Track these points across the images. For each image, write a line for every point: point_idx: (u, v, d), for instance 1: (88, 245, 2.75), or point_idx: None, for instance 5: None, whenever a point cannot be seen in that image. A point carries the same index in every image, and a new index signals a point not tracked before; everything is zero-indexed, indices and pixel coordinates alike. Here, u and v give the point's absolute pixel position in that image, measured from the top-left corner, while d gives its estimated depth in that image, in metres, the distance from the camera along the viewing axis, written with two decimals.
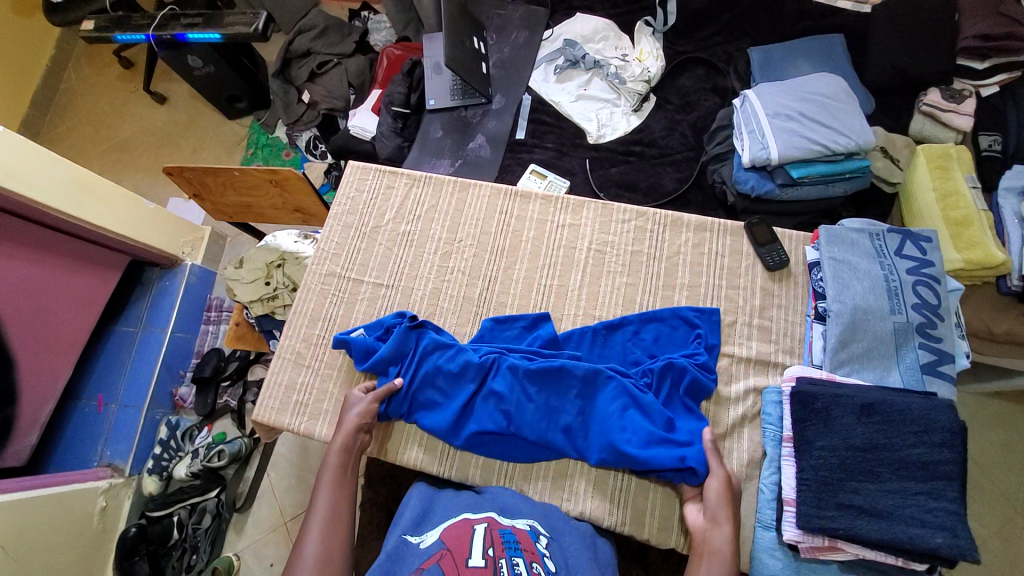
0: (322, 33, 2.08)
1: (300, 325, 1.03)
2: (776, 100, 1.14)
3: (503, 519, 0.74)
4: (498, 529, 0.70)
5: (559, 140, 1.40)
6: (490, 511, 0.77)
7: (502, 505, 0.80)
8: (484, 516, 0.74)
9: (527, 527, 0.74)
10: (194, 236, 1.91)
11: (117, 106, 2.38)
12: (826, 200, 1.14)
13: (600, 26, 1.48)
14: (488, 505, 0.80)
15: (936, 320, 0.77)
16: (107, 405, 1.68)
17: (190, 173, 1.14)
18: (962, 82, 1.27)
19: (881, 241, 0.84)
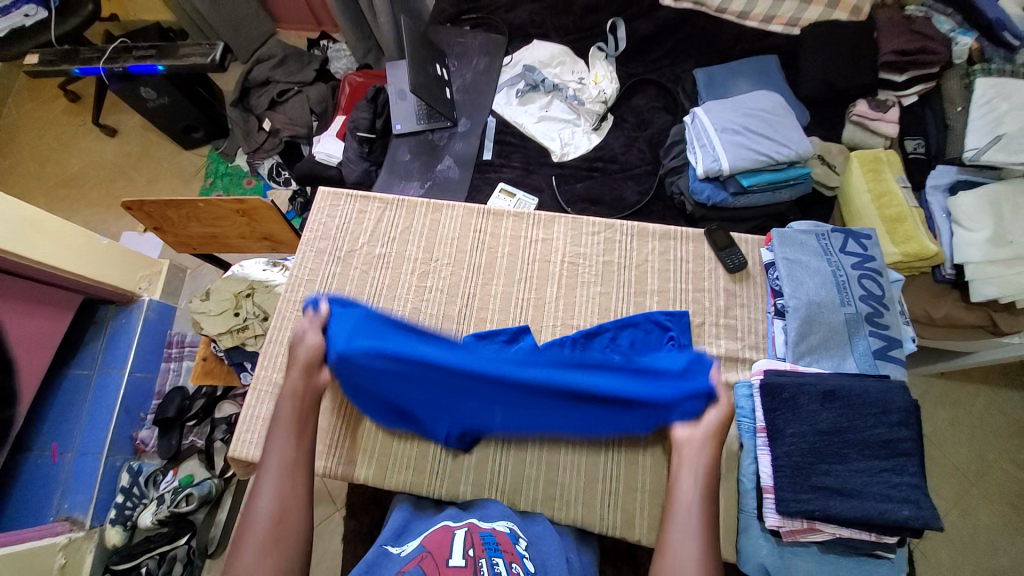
0: (281, 61, 2.08)
1: (274, 356, 1.01)
2: (722, 116, 1.22)
3: (483, 523, 0.74)
4: (479, 532, 0.70)
5: (525, 159, 1.45)
6: (471, 517, 0.77)
7: (483, 512, 0.81)
8: (465, 522, 0.74)
9: (507, 529, 0.74)
10: (151, 270, 1.84)
11: (61, 139, 2.28)
12: (773, 205, 1.24)
13: (557, 52, 1.56)
14: (469, 513, 0.81)
15: (882, 309, 0.84)
16: (62, 454, 1.57)
17: (151, 207, 1.11)
18: (885, 93, 1.42)
19: (828, 240, 0.91)
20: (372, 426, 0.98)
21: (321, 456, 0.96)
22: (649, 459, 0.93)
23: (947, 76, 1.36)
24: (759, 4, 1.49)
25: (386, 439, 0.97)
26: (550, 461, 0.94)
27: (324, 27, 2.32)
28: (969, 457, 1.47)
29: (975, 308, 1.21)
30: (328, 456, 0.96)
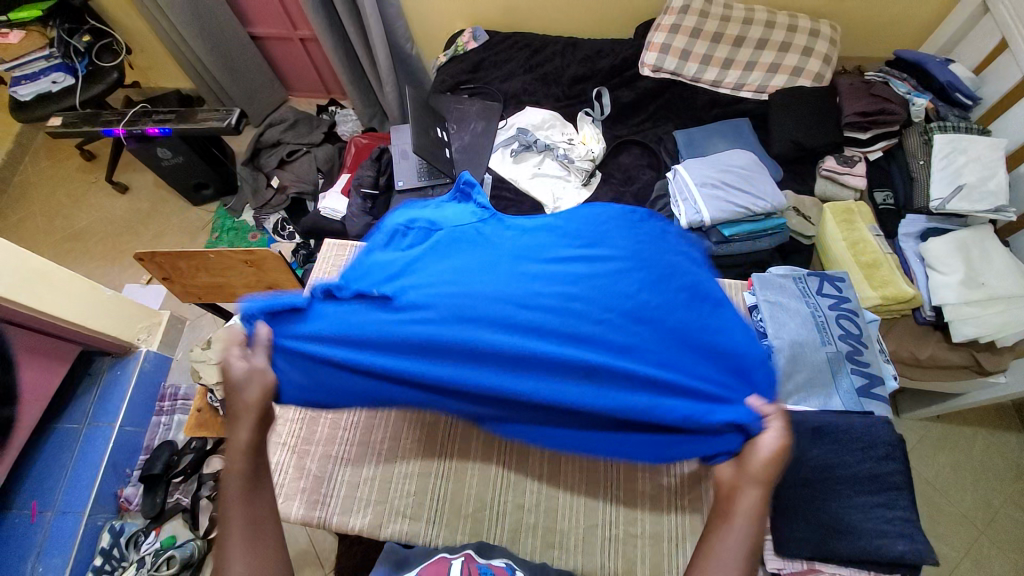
0: (292, 125, 2.24)
1: (279, 400, 1.05)
2: (702, 172, 1.33)
3: (480, 556, 0.76)
4: (476, 564, 0.72)
5: (520, 213, 1.54)
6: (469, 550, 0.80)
7: (482, 547, 0.82)
8: (462, 554, 0.76)
9: (505, 563, 0.75)
10: (151, 321, 1.87)
11: (73, 196, 2.38)
12: (755, 253, 1.31)
13: (547, 117, 1.70)
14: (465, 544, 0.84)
15: (862, 347, 0.88)
16: (42, 513, 1.52)
17: (162, 257, 1.17)
18: (851, 150, 1.54)
19: (804, 283, 0.95)
20: (367, 473, 0.97)
21: (310, 505, 0.95)
22: (648, 504, 0.93)
23: (907, 133, 1.49)
24: (729, 74, 1.65)
25: (382, 488, 0.96)
26: (549, 507, 0.94)
27: (332, 94, 2.50)
28: (976, 504, 1.44)
29: (956, 349, 1.26)
30: (317, 506, 0.94)
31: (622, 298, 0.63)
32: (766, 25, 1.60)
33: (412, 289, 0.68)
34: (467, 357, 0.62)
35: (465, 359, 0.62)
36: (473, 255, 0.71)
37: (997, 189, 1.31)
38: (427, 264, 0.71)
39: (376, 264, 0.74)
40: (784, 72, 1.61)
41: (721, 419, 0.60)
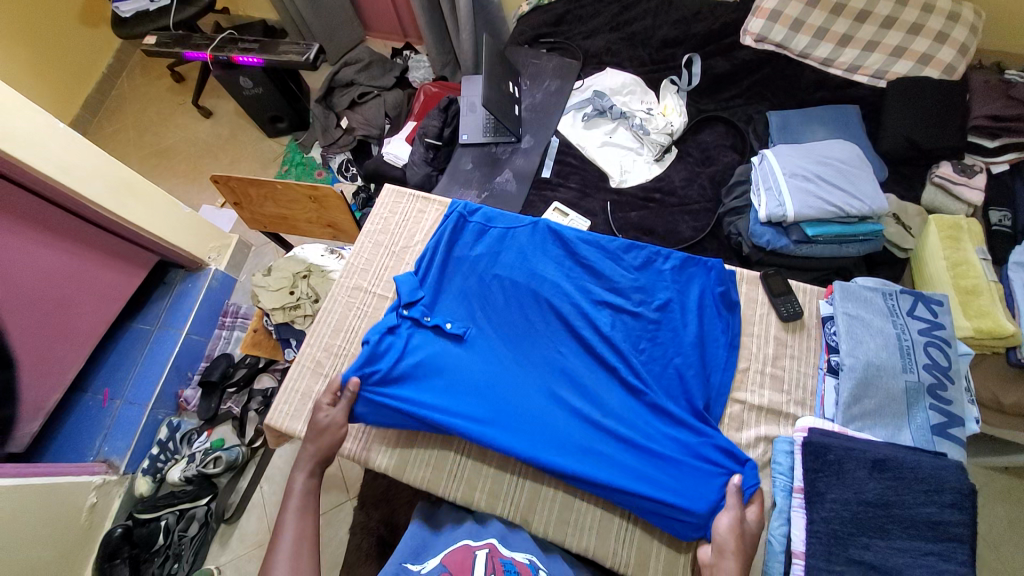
0: (366, 66, 2.23)
1: (322, 335, 1.03)
2: (793, 162, 1.19)
3: (503, 549, 0.79)
4: (500, 558, 0.76)
5: (583, 182, 1.46)
6: (491, 539, 0.82)
7: (503, 535, 0.85)
8: (486, 545, 0.79)
9: (527, 560, 0.78)
10: (222, 242, 1.99)
11: (163, 115, 2.53)
12: (838, 259, 1.18)
13: (629, 81, 1.58)
14: (490, 531, 0.85)
15: (947, 382, 0.77)
16: (112, 401, 1.71)
17: (235, 183, 1.21)
18: (973, 158, 1.33)
19: (894, 301, 0.83)
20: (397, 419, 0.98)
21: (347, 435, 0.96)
22: None
23: None
24: (845, 53, 1.45)
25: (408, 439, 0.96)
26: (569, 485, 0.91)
27: (409, 38, 2.46)
28: None
29: None
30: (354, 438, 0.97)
31: (634, 377, 0.88)
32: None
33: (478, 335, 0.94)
34: (510, 391, 0.89)
35: (509, 395, 0.88)
36: (518, 322, 0.95)
37: None
38: (488, 321, 0.96)
39: (449, 305, 0.97)
40: (912, 57, 1.39)
41: (677, 480, 0.79)
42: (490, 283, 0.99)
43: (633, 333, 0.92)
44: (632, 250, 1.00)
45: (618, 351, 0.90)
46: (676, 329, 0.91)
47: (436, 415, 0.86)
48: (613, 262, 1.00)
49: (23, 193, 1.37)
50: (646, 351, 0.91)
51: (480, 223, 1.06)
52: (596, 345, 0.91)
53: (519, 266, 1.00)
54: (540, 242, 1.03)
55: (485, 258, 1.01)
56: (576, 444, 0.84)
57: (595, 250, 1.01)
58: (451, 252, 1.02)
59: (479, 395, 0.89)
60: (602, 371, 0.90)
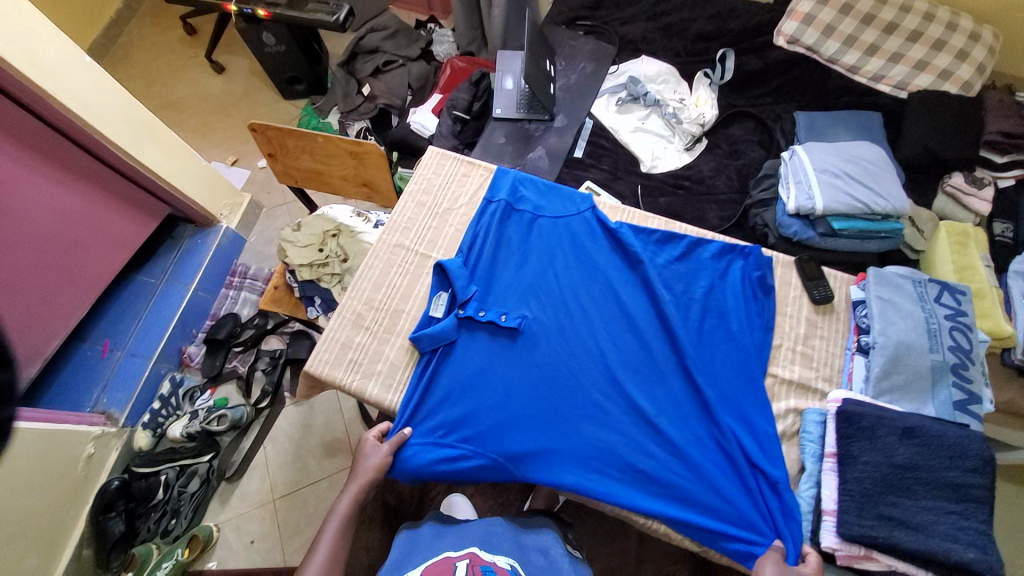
0: (392, 35, 2.21)
1: (363, 289, 1.03)
2: (823, 158, 1.24)
3: (483, 555, 0.91)
4: (480, 565, 0.87)
5: (614, 164, 1.49)
6: (472, 547, 0.93)
7: (485, 538, 0.97)
8: (467, 554, 0.90)
9: (507, 565, 0.91)
10: (234, 201, 1.97)
11: (173, 67, 2.45)
12: (859, 254, 1.23)
13: (663, 70, 1.61)
14: (472, 536, 0.97)
15: (969, 363, 0.82)
16: (112, 352, 1.69)
17: (273, 132, 1.21)
18: (983, 171, 1.41)
19: (923, 288, 0.88)
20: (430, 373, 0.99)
21: (385, 387, 0.95)
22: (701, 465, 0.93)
23: None
24: (872, 62, 1.51)
25: None
26: None
27: (434, 11, 2.44)
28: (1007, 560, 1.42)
29: None
30: (392, 389, 0.94)
31: (676, 383, 0.90)
32: (929, 14, 1.44)
33: (529, 329, 0.93)
34: (562, 389, 0.90)
35: (557, 394, 0.90)
36: (568, 316, 0.95)
37: None
38: (538, 312, 0.95)
39: (502, 297, 0.96)
40: (932, 71, 1.46)
41: (715, 482, 0.83)
42: (540, 278, 0.98)
43: (681, 327, 0.93)
44: (673, 244, 1.02)
45: (661, 348, 0.92)
46: (716, 306, 0.96)
47: (487, 408, 0.89)
48: (655, 253, 1.01)
49: (42, 126, 1.33)
50: (697, 349, 0.92)
51: (526, 210, 1.04)
52: (640, 349, 0.93)
53: (565, 258, 0.99)
54: (586, 231, 1.02)
55: (533, 249, 1.00)
56: (619, 445, 0.87)
57: (637, 237, 1.02)
58: (499, 240, 1.00)
59: (531, 393, 0.90)
60: (647, 375, 0.91)
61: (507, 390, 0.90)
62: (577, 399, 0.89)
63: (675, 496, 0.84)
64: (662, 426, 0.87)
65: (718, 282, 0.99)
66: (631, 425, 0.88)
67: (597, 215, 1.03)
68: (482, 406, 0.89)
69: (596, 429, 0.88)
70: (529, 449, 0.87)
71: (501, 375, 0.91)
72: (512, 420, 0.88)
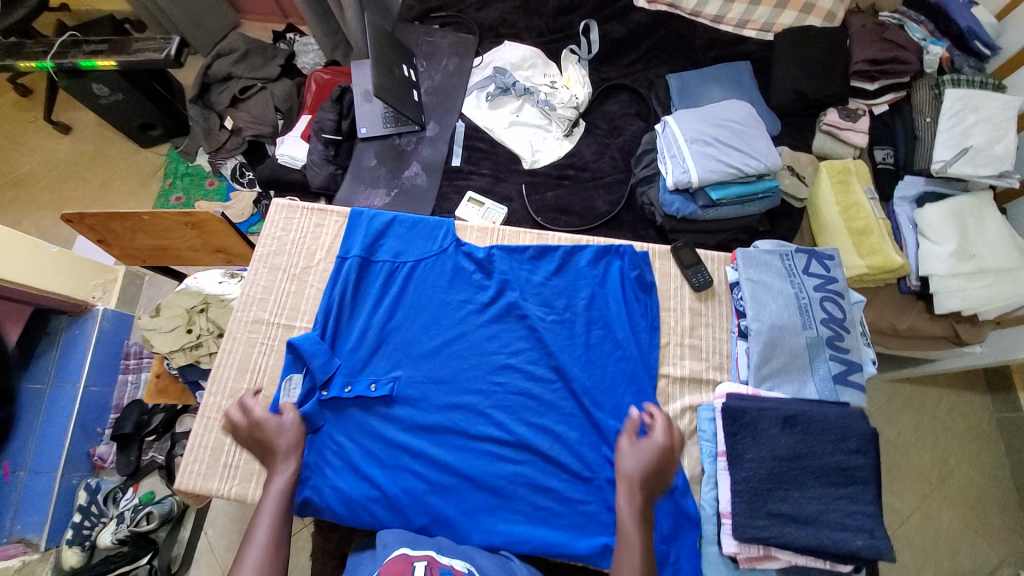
0: (243, 56, 1.99)
1: (225, 380, 0.93)
2: (694, 127, 1.20)
3: (442, 557, 0.72)
4: (438, 568, 0.68)
5: (495, 166, 1.41)
6: (429, 549, 0.74)
7: (440, 542, 0.78)
8: (425, 554, 0.71)
9: (468, 568, 0.71)
10: (107, 277, 1.78)
11: (7, 136, 2.15)
12: (743, 218, 1.21)
13: (528, 54, 1.51)
14: (429, 543, 0.77)
15: (843, 333, 0.82)
16: (15, 473, 1.54)
17: (92, 220, 1.05)
18: (856, 102, 1.41)
19: (791, 261, 0.87)
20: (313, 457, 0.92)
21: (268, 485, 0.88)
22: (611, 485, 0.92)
23: (917, 85, 1.37)
24: (733, 8, 1.48)
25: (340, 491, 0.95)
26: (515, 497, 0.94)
27: (291, 18, 2.22)
28: (934, 462, 1.58)
29: (937, 320, 1.27)
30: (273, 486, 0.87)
31: (568, 408, 0.87)
32: None
33: (405, 391, 0.89)
34: (452, 445, 0.86)
35: (448, 451, 0.85)
36: (445, 366, 0.90)
37: (1004, 153, 1.23)
38: (413, 370, 0.90)
39: (371, 362, 0.90)
40: (794, 7, 1.44)
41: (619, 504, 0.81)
42: (409, 331, 0.92)
43: (565, 349, 0.90)
44: (547, 261, 0.97)
45: (547, 378, 0.89)
46: (601, 319, 0.92)
47: (377, 484, 0.84)
48: (529, 274, 0.96)
49: None
50: (583, 370, 0.88)
51: (383, 261, 0.97)
52: (526, 382, 0.89)
53: (432, 304, 0.94)
54: (448, 270, 0.96)
55: (396, 303, 0.94)
56: (522, 488, 0.83)
57: (507, 260, 0.96)
58: (359, 301, 0.94)
59: (422, 458, 0.85)
60: (538, 407, 0.87)
61: (395, 461, 0.85)
62: (468, 452, 0.85)
63: (586, 528, 0.81)
64: (559, 459, 0.84)
65: (601, 292, 0.94)
66: (530, 462, 0.84)
67: (459, 250, 0.98)
68: (373, 483, 0.84)
69: (495, 477, 0.84)
70: (430, 516, 0.82)
71: (385, 446, 0.86)
72: (406, 492, 0.83)
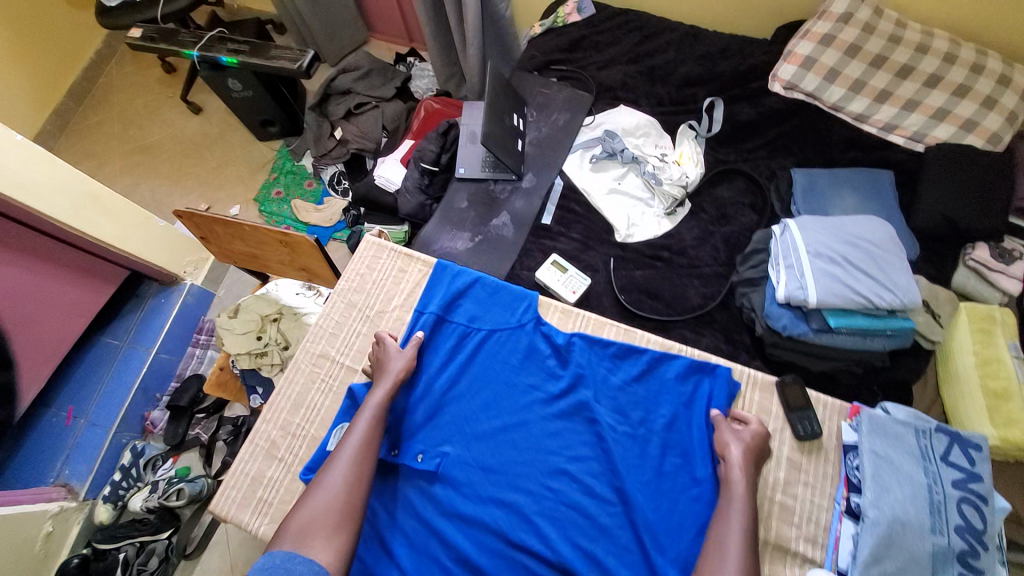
0: (365, 74, 2.09)
1: (279, 410, 0.93)
2: (818, 238, 1.08)
3: None
4: None
5: (585, 232, 1.35)
6: None
7: None
8: None
9: None
10: (199, 255, 1.90)
11: (151, 108, 2.39)
12: (862, 352, 1.05)
13: (643, 122, 1.45)
14: None
15: (982, 551, 0.67)
16: (76, 419, 1.63)
17: (199, 220, 1.12)
18: (1012, 241, 1.20)
19: (927, 442, 0.74)
20: None
21: None
22: None
23: None
24: (882, 110, 1.32)
25: None
26: None
27: (415, 43, 2.31)
28: None
29: None
30: None
31: (623, 539, 0.76)
32: (947, 56, 1.27)
33: (448, 471, 0.82)
34: (487, 547, 0.77)
35: (481, 552, 0.77)
36: (497, 452, 0.83)
37: None
38: (463, 449, 0.83)
39: (422, 430, 0.85)
40: (951, 122, 1.27)
41: None
42: (467, 405, 0.86)
43: (636, 464, 0.80)
44: (628, 363, 0.88)
45: (606, 498, 0.78)
46: (678, 447, 0.81)
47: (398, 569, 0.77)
48: (608, 372, 0.87)
49: None
50: (648, 500, 0.77)
51: (458, 322, 0.93)
52: (581, 495, 0.79)
53: (497, 381, 0.88)
54: (520, 347, 0.90)
55: (460, 371, 0.89)
56: None
57: (587, 352, 0.89)
58: (425, 360, 0.90)
59: (452, 552, 0.77)
60: (588, 529, 0.77)
61: (425, 549, 0.78)
62: (501, 559, 0.76)
63: None
64: None
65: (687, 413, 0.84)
66: None
67: (537, 327, 0.91)
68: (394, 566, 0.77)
69: None
70: None
71: (418, 528, 0.79)
72: None
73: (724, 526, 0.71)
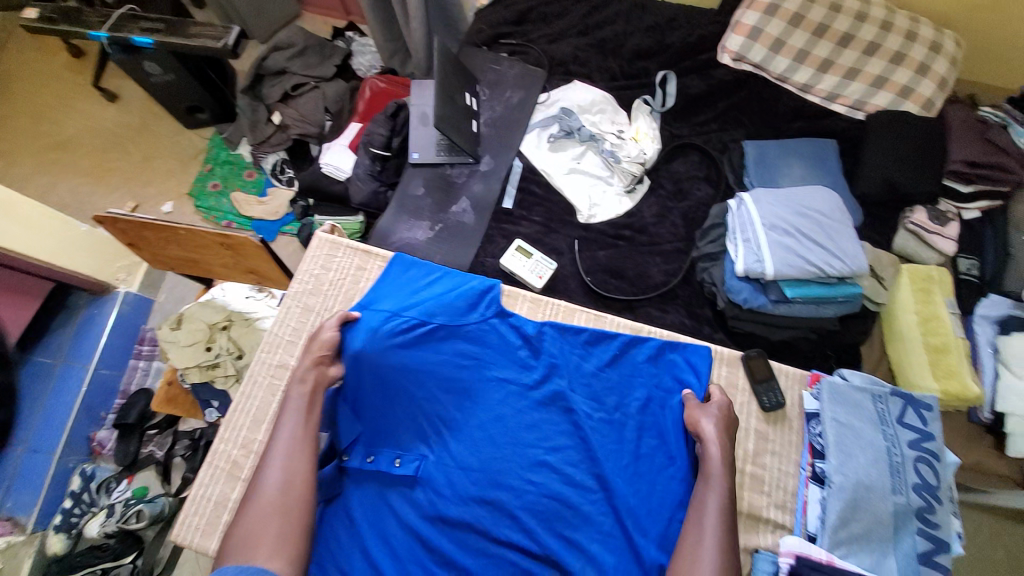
0: (300, 52, 1.92)
1: (239, 427, 0.87)
2: (773, 211, 1.10)
3: None
4: None
5: (547, 214, 1.32)
6: None
7: None
8: None
9: None
10: (131, 260, 1.75)
11: (56, 96, 2.13)
12: (815, 319, 1.11)
13: (599, 98, 1.42)
14: None
15: (934, 504, 0.73)
16: (12, 448, 1.51)
17: (124, 225, 1.01)
18: (946, 203, 1.29)
19: (884, 406, 0.79)
20: None
21: None
22: None
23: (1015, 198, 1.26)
24: (824, 79, 1.35)
25: None
26: None
27: (352, 17, 2.15)
28: None
29: (1005, 458, 1.15)
30: None
31: (607, 525, 0.77)
32: (883, 24, 1.30)
33: (427, 475, 0.80)
34: (475, 549, 0.77)
35: (466, 551, 0.76)
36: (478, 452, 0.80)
37: None
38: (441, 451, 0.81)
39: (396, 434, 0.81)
40: (890, 88, 1.32)
41: None
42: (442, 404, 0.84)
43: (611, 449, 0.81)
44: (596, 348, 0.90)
45: (588, 486, 0.79)
46: (652, 429, 0.84)
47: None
48: (580, 360, 0.89)
49: None
50: (627, 485, 0.79)
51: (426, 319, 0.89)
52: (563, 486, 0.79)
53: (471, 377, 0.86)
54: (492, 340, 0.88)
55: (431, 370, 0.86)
56: None
57: (559, 342, 0.90)
58: None
59: (436, 556, 0.76)
60: (572, 519, 0.77)
61: (412, 558, 0.75)
62: (486, 556, 0.76)
63: None
64: None
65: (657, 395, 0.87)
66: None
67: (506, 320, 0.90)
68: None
69: None
70: None
71: (401, 535, 0.77)
72: None
73: (705, 507, 0.73)
